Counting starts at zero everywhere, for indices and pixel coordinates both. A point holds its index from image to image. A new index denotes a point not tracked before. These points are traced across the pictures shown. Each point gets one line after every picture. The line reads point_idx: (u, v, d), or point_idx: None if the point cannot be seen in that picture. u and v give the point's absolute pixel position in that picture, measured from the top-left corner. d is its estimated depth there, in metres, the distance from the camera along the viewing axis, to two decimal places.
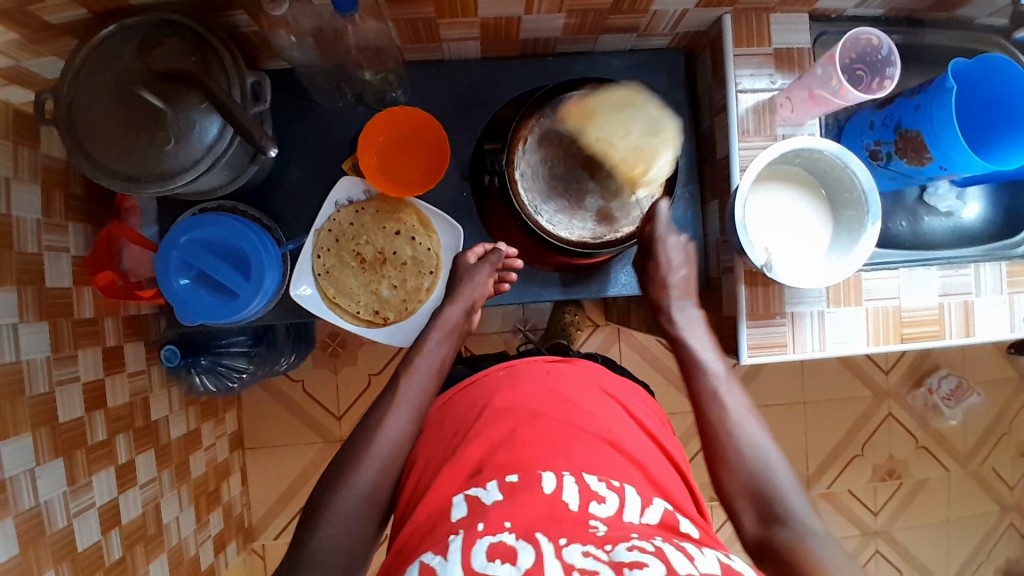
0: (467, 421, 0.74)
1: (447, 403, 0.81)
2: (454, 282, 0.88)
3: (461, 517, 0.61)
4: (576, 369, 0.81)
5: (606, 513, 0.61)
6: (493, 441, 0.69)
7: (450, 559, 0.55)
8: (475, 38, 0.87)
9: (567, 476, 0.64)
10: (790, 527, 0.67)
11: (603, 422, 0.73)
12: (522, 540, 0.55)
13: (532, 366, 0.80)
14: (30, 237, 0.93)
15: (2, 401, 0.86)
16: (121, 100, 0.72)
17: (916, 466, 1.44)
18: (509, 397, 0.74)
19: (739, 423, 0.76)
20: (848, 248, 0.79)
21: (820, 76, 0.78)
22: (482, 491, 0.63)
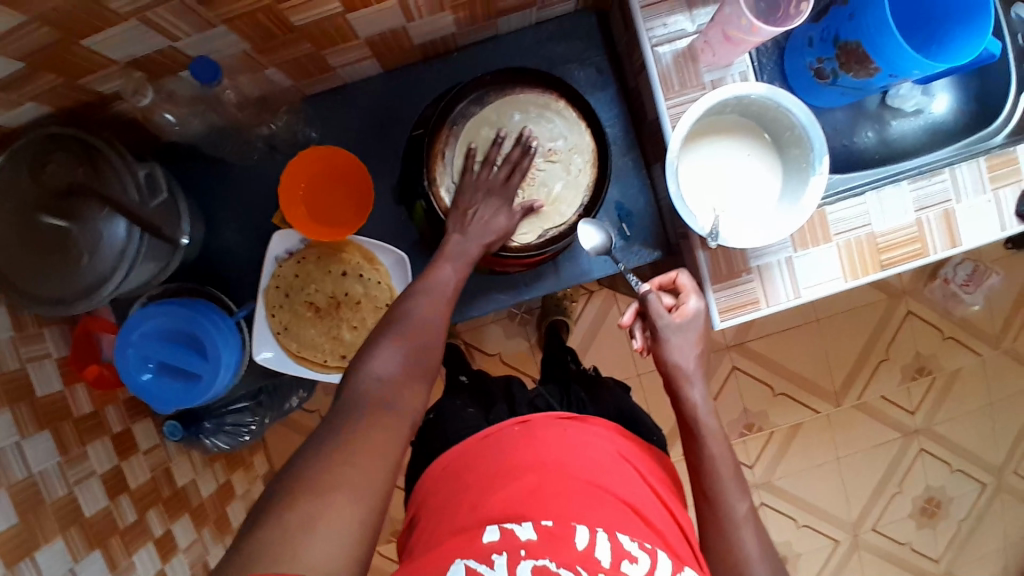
0: (486, 473, 0.69)
1: (458, 455, 0.74)
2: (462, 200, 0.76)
3: (495, 543, 0.60)
4: (591, 430, 0.74)
5: (639, 572, 0.59)
6: (519, 494, 0.64)
7: (498, 568, 0.58)
8: (367, 57, 0.82)
9: (600, 532, 0.61)
10: None
11: (623, 485, 0.69)
12: (565, 569, 0.57)
13: (547, 424, 0.73)
14: (9, 354, 0.94)
15: (26, 516, 0.89)
16: (23, 228, 0.70)
17: (945, 357, 1.40)
18: (529, 452, 0.70)
19: (739, 531, 0.66)
20: (797, 195, 0.74)
21: (728, 15, 0.71)
22: (516, 527, 0.61)
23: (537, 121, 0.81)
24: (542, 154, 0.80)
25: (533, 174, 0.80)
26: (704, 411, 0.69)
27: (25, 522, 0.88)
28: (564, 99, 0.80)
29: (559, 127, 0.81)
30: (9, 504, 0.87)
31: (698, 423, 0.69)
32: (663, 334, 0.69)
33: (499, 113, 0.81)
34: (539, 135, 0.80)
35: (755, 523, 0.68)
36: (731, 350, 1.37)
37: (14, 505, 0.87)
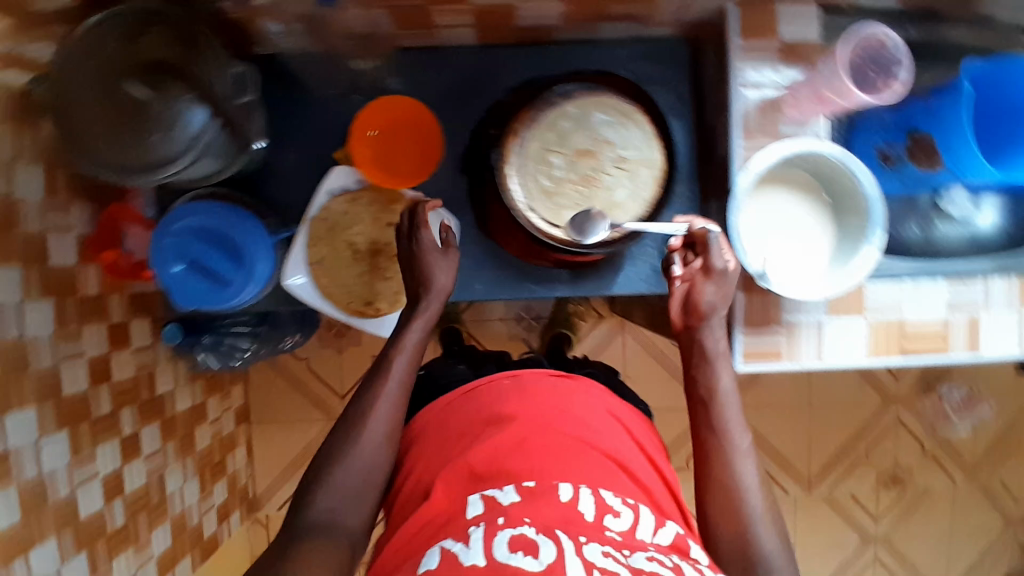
0: (476, 425, 0.80)
1: (449, 405, 0.85)
2: (421, 272, 0.81)
3: (478, 513, 0.67)
4: (581, 391, 0.85)
5: (620, 527, 0.66)
6: (505, 446, 0.75)
7: (472, 547, 0.61)
8: (469, 25, 0.84)
9: (584, 488, 0.70)
10: None
11: (610, 442, 0.79)
12: (542, 535, 0.61)
13: (537, 381, 0.85)
14: (33, 217, 0.96)
15: (6, 377, 0.92)
16: (107, 90, 0.71)
17: (921, 474, 1.41)
18: (517, 406, 0.80)
19: (752, 520, 0.68)
20: (847, 259, 0.76)
21: (826, 75, 0.75)
22: (499, 493, 0.69)
23: (617, 127, 0.82)
24: (612, 160, 0.83)
25: (599, 177, 0.83)
26: (731, 413, 0.73)
27: (3, 382, 0.91)
28: (646, 113, 0.82)
29: (637, 138, 0.83)
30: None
31: (720, 416, 0.72)
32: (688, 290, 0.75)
33: (584, 111, 0.82)
34: (614, 141, 0.82)
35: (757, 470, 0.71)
36: None
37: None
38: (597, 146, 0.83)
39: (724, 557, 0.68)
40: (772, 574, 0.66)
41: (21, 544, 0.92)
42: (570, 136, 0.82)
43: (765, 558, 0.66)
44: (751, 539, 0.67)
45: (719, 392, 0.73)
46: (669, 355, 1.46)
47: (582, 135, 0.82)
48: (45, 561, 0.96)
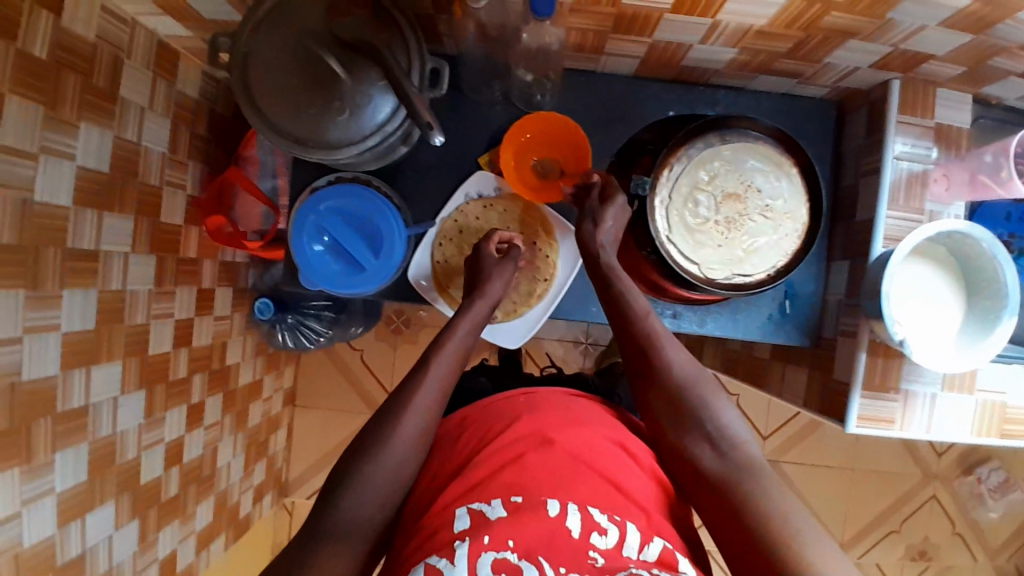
0: (483, 436, 0.76)
1: (464, 420, 0.82)
2: (478, 274, 0.84)
3: (464, 528, 0.64)
4: (590, 409, 0.81)
5: (606, 545, 0.63)
6: (503, 459, 0.71)
7: (457, 564, 0.59)
8: (636, 56, 0.86)
9: (571, 505, 0.66)
10: (717, 435, 0.71)
11: (611, 462, 0.73)
12: (524, 562, 0.60)
13: (554, 397, 0.82)
14: (154, 169, 0.96)
15: (103, 327, 0.90)
16: (303, 61, 0.72)
17: (947, 551, 1.44)
18: (530, 421, 0.76)
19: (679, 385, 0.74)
20: (977, 338, 0.79)
21: (988, 163, 0.78)
22: (486, 507, 0.65)
23: (766, 175, 0.84)
24: (757, 205, 0.84)
25: (743, 221, 0.84)
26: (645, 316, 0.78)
27: (99, 332, 0.89)
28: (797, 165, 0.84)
29: (784, 189, 0.85)
30: (93, 309, 0.88)
31: (636, 321, 0.78)
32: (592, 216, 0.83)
33: (737, 155, 0.84)
34: (762, 188, 0.84)
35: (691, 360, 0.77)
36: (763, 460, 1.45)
37: (96, 312, 0.88)
38: (744, 190, 0.84)
39: (665, 427, 0.74)
40: (714, 422, 0.72)
41: (85, 501, 0.89)
42: (720, 177, 0.84)
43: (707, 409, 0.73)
44: (689, 401, 0.73)
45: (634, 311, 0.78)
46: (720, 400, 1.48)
47: (732, 178, 0.84)
48: (101, 525, 0.92)
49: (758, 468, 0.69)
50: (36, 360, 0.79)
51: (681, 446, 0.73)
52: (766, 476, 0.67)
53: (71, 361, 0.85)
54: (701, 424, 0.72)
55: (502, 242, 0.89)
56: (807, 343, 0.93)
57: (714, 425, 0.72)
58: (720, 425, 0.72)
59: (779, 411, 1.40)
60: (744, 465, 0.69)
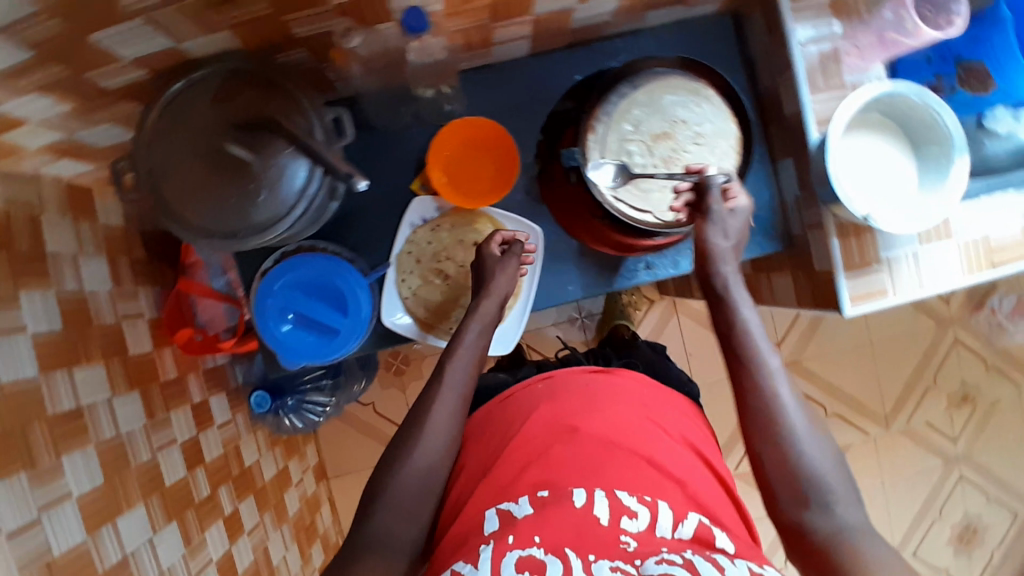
0: (508, 433, 0.80)
1: (488, 415, 0.87)
2: (481, 274, 0.85)
3: (494, 530, 0.68)
4: (615, 382, 0.85)
5: (636, 528, 0.67)
6: (528, 457, 0.75)
7: (481, 567, 0.63)
8: (525, 36, 0.85)
9: (598, 492, 0.69)
10: (833, 515, 0.68)
11: (640, 437, 0.77)
12: (550, 555, 0.62)
13: (571, 380, 0.85)
14: (106, 309, 0.94)
15: (111, 477, 0.88)
16: (205, 157, 0.71)
17: (988, 387, 1.45)
18: (550, 411, 0.80)
19: (798, 442, 0.71)
20: (938, 186, 0.80)
21: (891, 21, 0.80)
22: (514, 506, 0.70)
23: (688, 105, 0.84)
24: (689, 136, 0.84)
25: (680, 155, 0.84)
26: (763, 348, 0.76)
27: (109, 483, 0.87)
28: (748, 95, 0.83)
29: (709, 111, 0.84)
30: (96, 463, 0.86)
31: (754, 355, 0.75)
32: (715, 219, 0.80)
33: (653, 96, 0.84)
34: (687, 118, 0.84)
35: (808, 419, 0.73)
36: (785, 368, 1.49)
37: (100, 466, 0.86)
38: (672, 127, 0.84)
39: (778, 489, 0.70)
40: (830, 494, 0.69)
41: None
42: (645, 122, 0.84)
43: (821, 480, 0.69)
44: (807, 465, 0.70)
45: (745, 331, 0.77)
46: None
47: (656, 119, 0.84)
48: None
49: (870, 548, 0.65)
50: (62, 530, 0.78)
51: (794, 518, 0.69)
52: (870, 547, 0.66)
53: (92, 522, 0.83)
54: (823, 494, 0.69)
55: (504, 241, 0.88)
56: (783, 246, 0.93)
57: (831, 498, 0.69)
58: (839, 498, 0.69)
59: (783, 314, 1.40)
60: (864, 544, 0.66)
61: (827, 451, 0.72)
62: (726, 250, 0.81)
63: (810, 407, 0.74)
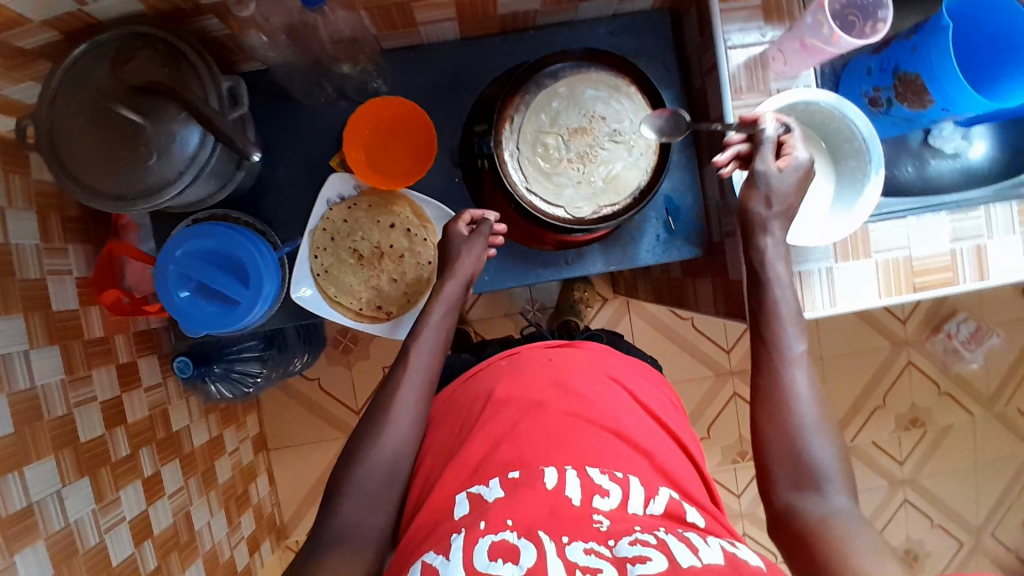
0: (472, 415, 0.73)
1: (450, 397, 0.80)
2: (447, 254, 0.84)
3: (464, 514, 0.62)
4: (581, 354, 0.79)
5: (609, 507, 0.61)
6: (495, 435, 0.69)
7: (453, 558, 0.55)
8: (451, 19, 0.84)
9: (569, 470, 0.64)
10: (825, 499, 0.67)
11: (608, 412, 0.72)
12: (524, 539, 0.56)
13: (534, 355, 0.79)
14: (31, 263, 0.91)
15: (21, 429, 0.85)
16: (101, 118, 0.71)
17: (939, 413, 1.45)
18: (509, 386, 0.74)
19: (805, 432, 0.70)
20: (851, 201, 0.79)
21: (809, 25, 0.75)
22: (484, 489, 0.64)
23: (607, 101, 0.83)
24: (605, 133, 0.83)
25: (595, 152, 0.83)
26: (787, 334, 0.75)
27: (19, 435, 0.84)
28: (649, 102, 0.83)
29: (628, 110, 0.83)
30: (5, 412, 0.83)
31: (775, 340, 0.75)
32: (761, 176, 0.75)
33: (574, 89, 0.83)
34: (606, 115, 0.83)
35: (822, 414, 0.71)
36: (734, 377, 1.48)
37: (10, 415, 0.83)
38: (589, 122, 0.83)
39: (776, 469, 0.70)
40: (827, 481, 0.68)
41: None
42: (562, 115, 0.83)
43: (821, 466, 0.68)
44: (809, 449, 0.69)
45: (773, 313, 0.76)
46: (679, 332, 1.47)
47: (574, 113, 0.83)
48: None
49: (858, 532, 0.63)
50: None
51: (787, 500, 0.68)
52: (853, 529, 0.64)
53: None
54: (818, 477, 0.68)
55: (471, 221, 0.86)
56: (698, 253, 0.94)
57: (826, 483, 0.68)
58: (833, 483, 0.68)
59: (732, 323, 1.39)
60: (852, 527, 0.64)
61: (830, 439, 0.70)
62: (778, 214, 0.76)
63: (824, 398, 0.73)
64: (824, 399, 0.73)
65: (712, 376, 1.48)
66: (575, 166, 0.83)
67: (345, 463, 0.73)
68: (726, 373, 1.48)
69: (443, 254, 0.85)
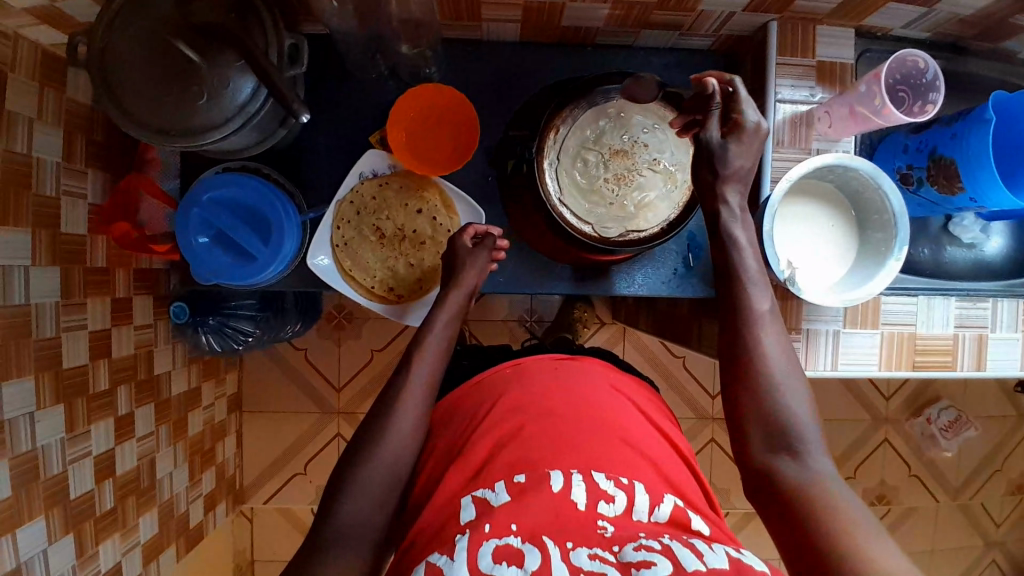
0: (479, 416, 0.73)
1: (454, 402, 0.80)
2: (451, 265, 0.85)
3: (470, 519, 0.61)
4: (584, 368, 0.79)
5: (614, 513, 0.62)
6: (503, 435, 0.69)
7: (457, 559, 0.56)
8: (515, 21, 0.85)
9: (576, 475, 0.64)
10: (803, 461, 0.66)
11: (615, 418, 0.72)
12: (528, 543, 0.58)
13: (540, 365, 0.79)
14: (49, 180, 0.89)
15: (8, 343, 0.83)
16: (157, 50, 0.71)
17: (906, 493, 1.48)
18: (517, 394, 0.73)
19: (777, 392, 0.69)
20: (872, 271, 0.81)
21: (863, 94, 0.77)
22: (489, 493, 0.63)
23: (653, 130, 0.83)
24: (642, 159, 0.83)
25: (633, 176, 0.83)
26: (755, 294, 0.73)
27: (4, 348, 0.83)
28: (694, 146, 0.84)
29: (671, 141, 0.84)
30: None
31: (743, 301, 0.73)
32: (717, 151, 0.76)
33: (621, 112, 0.84)
34: (649, 143, 0.83)
35: (792, 371, 0.70)
36: (714, 423, 1.49)
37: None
38: (631, 147, 0.83)
39: (750, 433, 0.69)
40: (801, 440, 0.67)
41: (11, 519, 0.84)
42: (607, 135, 0.83)
43: (794, 427, 0.67)
44: (785, 408, 0.68)
45: (744, 275, 0.74)
46: (669, 369, 1.48)
47: (617, 135, 0.83)
48: (32, 541, 0.87)
49: (837, 496, 0.63)
50: None
51: (763, 461, 0.67)
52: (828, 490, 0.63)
53: None
54: (790, 437, 0.67)
55: (476, 236, 0.88)
56: (710, 293, 0.95)
57: (801, 445, 0.67)
58: (809, 445, 0.67)
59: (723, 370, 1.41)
60: (830, 488, 0.63)
61: (803, 395, 0.70)
62: (729, 178, 0.76)
63: (792, 353, 0.72)
64: (794, 355, 0.72)
65: (693, 418, 1.49)
66: (608, 185, 0.83)
67: None
68: (707, 418, 1.49)
69: (449, 266, 0.85)
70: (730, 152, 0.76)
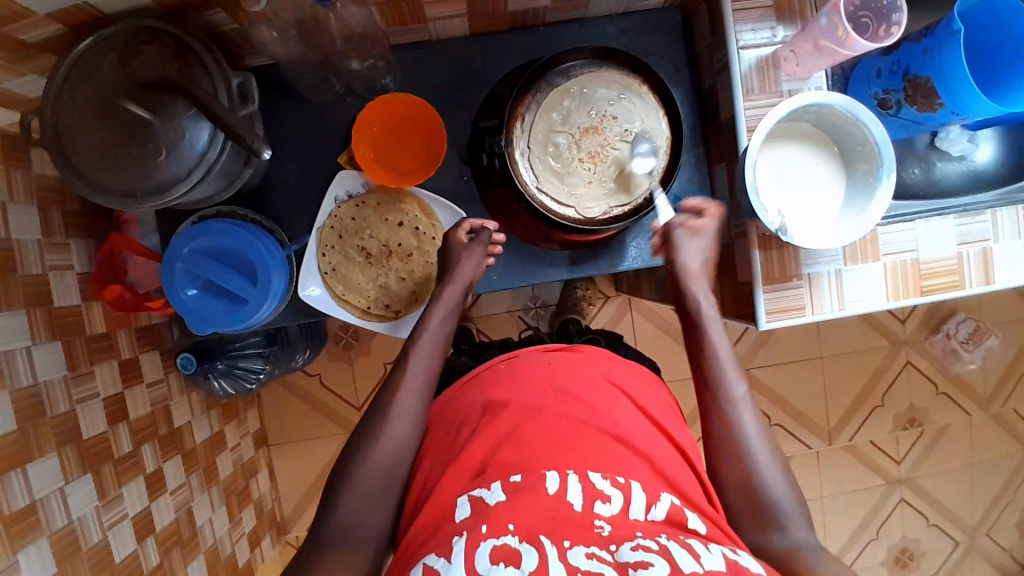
0: (472, 418, 0.73)
1: (446, 400, 0.80)
2: (447, 262, 0.85)
3: (466, 517, 0.62)
4: (580, 358, 0.79)
5: (610, 513, 0.61)
6: (499, 435, 0.69)
7: (454, 561, 0.56)
8: (461, 15, 0.84)
9: (571, 475, 0.64)
10: (787, 534, 0.68)
11: (609, 415, 0.72)
12: (525, 543, 0.56)
13: (533, 358, 0.79)
14: (32, 258, 0.89)
15: (24, 426, 0.83)
16: (107, 114, 0.70)
17: (936, 412, 1.47)
18: (508, 389, 0.73)
19: (757, 471, 0.71)
20: (863, 206, 0.80)
21: (824, 27, 0.75)
22: (486, 492, 0.63)
23: (620, 100, 0.83)
24: (614, 133, 0.82)
25: (607, 151, 0.83)
26: (727, 376, 0.76)
27: (22, 432, 0.83)
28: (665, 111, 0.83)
29: (638, 109, 0.83)
30: (9, 410, 0.82)
31: (718, 383, 0.76)
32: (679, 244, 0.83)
33: (583, 88, 0.82)
34: (617, 114, 0.83)
35: (770, 451, 0.72)
36: None
37: (13, 412, 0.82)
38: (599, 121, 0.82)
39: (737, 513, 0.70)
40: (783, 517, 0.68)
41: None
42: (573, 114, 0.82)
43: (777, 503, 0.69)
44: (763, 487, 0.70)
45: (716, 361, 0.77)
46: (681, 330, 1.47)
47: (584, 113, 0.82)
48: None
49: (821, 563, 0.64)
50: None
51: (752, 541, 0.69)
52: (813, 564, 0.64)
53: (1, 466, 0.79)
54: (774, 514, 0.69)
55: (471, 231, 0.87)
56: None
57: (784, 519, 0.68)
58: (791, 517, 0.69)
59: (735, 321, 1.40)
60: (813, 558, 0.65)
61: (782, 472, 0.71)
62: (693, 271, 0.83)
63: (770, 432, 0.74)
64: (772, 435, 0.74)
65: None
66: (584, 166, 0.83)
67: (353, 463, 0.72)
68: None
69: (444, 263, 0.85)
70: (687, 244, 0.83)
